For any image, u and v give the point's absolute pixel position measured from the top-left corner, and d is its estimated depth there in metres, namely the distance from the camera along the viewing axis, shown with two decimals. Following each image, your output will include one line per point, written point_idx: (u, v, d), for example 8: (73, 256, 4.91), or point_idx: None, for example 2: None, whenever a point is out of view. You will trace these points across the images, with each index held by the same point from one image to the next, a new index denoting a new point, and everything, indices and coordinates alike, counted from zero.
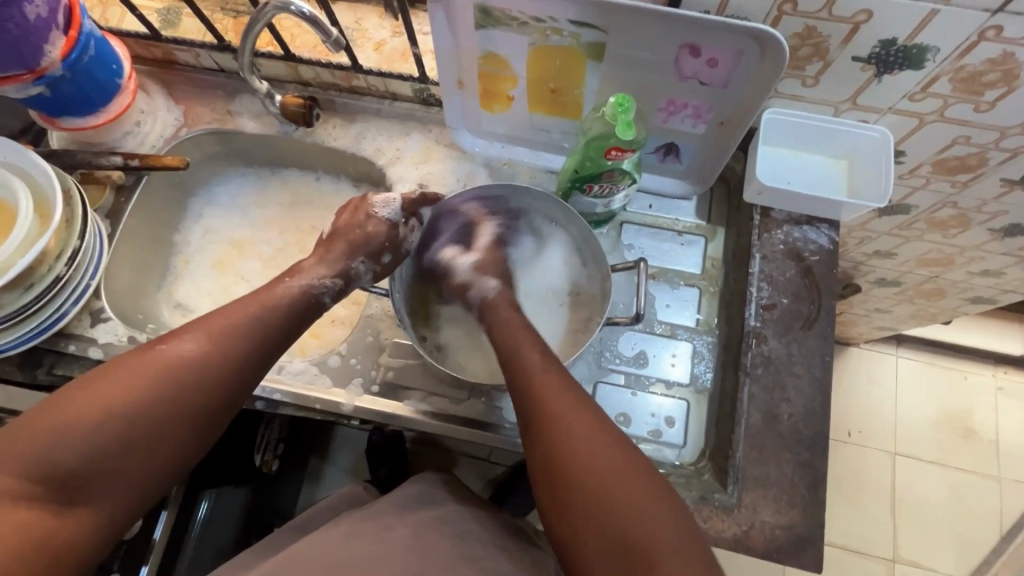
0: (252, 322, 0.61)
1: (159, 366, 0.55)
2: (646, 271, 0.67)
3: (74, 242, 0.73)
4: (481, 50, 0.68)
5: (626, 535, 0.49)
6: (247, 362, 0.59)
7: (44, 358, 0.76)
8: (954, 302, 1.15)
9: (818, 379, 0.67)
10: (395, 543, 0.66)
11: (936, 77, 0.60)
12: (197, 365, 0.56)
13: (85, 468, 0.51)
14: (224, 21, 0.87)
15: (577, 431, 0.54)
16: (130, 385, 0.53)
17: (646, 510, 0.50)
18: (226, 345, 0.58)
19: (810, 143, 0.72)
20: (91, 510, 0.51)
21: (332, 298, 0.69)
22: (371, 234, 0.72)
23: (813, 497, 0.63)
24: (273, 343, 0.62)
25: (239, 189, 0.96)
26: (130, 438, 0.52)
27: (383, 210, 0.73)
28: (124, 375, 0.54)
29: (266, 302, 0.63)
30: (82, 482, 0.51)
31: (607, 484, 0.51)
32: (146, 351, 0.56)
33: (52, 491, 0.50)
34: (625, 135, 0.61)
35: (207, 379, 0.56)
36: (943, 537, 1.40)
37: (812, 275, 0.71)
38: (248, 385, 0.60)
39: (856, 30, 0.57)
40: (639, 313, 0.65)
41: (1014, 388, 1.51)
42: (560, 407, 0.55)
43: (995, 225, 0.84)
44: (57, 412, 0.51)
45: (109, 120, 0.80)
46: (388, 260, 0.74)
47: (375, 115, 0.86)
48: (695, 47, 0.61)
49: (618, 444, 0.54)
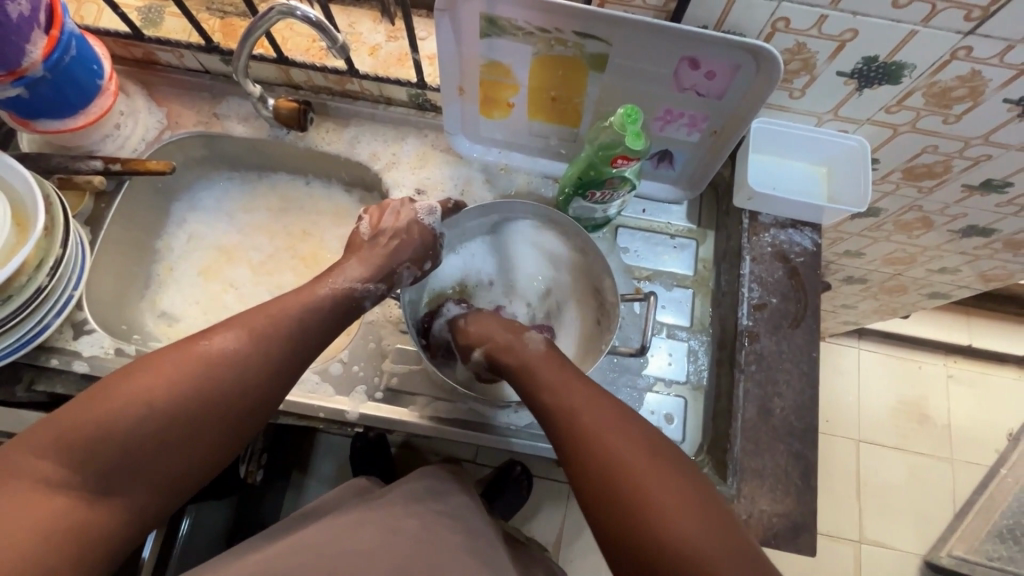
0: (295, 322, 0.60)
1: (198, 359, 0.54)
2: (655, 304, 0.70)
3: (56, 251, 0.69)
4: (484, 59, 0.68)
5: (649, 535, 0.49)
6: (287, 359, 0.58)
7: (23, 373, 0.73)
8: (913, 297, 1.24)
9: (806, 374, 0.71)
10: (404, 531, 0.66)
11: (911, 91, 0.65)
12: (241, 360, 0.55)
13: (124, 460, 0.50)
14: (210, 21, 0.84)
15: (618, 444, 0.54)
16: (171, 379, 0.52)
17: (678, 513, 0.50)
18: (269, 342, 0.57)
19: (792, 151, 0.77)
20: (124, 502, 0.50)
21: (372, 302, 0.68)
22: (411, 239, 0.70)
23: (805, 485, 0.67)
24: (310, 343, 0.60)
25: (225, 194, 0.94)
26: (164, 432, 0.51)
27: (424, 217, 0.73)
28: (165, 368, 0.52)
29: (305, 303, 0.62)
30: (121, 473, 0.50)
31: (609, 453, 0.54)
32: (186, 346, 0.55)
33: (90, 480, 0.49)
34: (635, 145, 0.63)
35: (250, 376, 0.55)
36: (904, 518, 1.50)
37: (798, 275, 0.76)
38: (285, 385, 0.59)
39: (842, 47, 0.61)
40: (645, 345, 0.67)
41: (963, 375, 1.63)
42: (594, 422, 0.56)
43: (954, 227, 0.91)
44: (100, 402, 0.50)
45: (89, 122, 0.77)
46: (429, 268, 0.73)
47: (368, 119, 0.86)
48: (695, 60, 0.63)
49: (621, 418, 0.57)
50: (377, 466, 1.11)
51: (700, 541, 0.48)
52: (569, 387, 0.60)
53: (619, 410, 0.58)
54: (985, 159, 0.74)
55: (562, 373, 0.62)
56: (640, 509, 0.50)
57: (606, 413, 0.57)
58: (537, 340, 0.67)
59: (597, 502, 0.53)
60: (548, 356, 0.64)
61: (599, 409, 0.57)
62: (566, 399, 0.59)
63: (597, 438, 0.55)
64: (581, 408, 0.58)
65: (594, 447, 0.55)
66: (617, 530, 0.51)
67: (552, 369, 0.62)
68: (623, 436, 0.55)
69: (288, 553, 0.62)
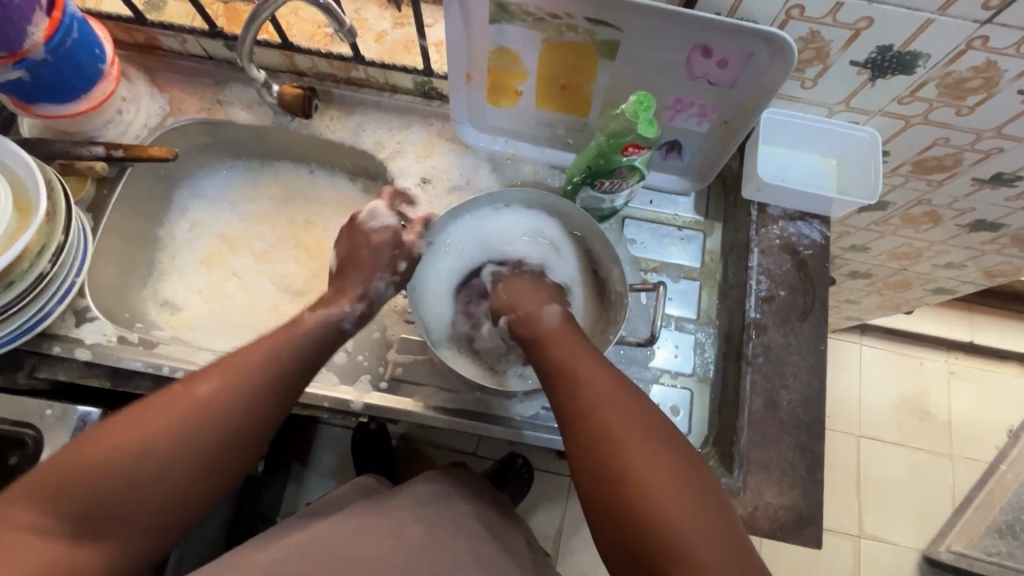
0: (281, 357, 0.60)
1: (185, 401, 0.54)
2: (665, 294, 0.69)
3: (57, 237, 0.68)
4: (492, 45, 0.67)
5: (634, 508, 0.50)
6: (274, 394, 0.58)
7: (24, 360, 0.72)
8: (918, 292, 1.23)
9: (814, 366, 0.71)
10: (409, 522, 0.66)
11: (925, 82, 0.64)
12: (227, 397, 0.55)
13: (110, 505, 0.50)
14: (214, 5, 0.83)
15: (624, 433, 0.53)
16: (159, 421, 0.52)
17: (662, 488, 0.50)
18: (255, 377, 0.57)
19: (802, 143, 0.76)
20: (110, 547, 0.50)
21: (352, 322, 0.67)
22: (376, 250, 0.70)
23: (812, 477, 0.67)
24: (297, 379, 0.61)
25: (228, 182, 0.93)
26: (152, 480, 0.51)
27: (377, 224, 0.71)
28: (151, 412, 0.53)
29: (291, 341, 0.61)
30: (107, 518, 0.50)
31: (614, 441, 0.53)
32: (172, 390, 0.55)
33: (75, 526, 0.49)
34: (648, 132, 0.62)
35: (236, 411, 0.55)
36: (904, 514, 1.50)
37: (807, 268, 0.75)
38: (275, 421, 0.59)
39: (857, 36, 0.60)
40: (655, 334, 0.67)
41: (964, 372, 1.63)
42: (602, 408, 0.55)
43: (962, 221, 0.91)
44: (87, 448, 0.51)
45: (91, 107, 0.75)
46: (405, 268, 0.71)
47: (374, 107, 0.85)
48: (707, 48, 0.62)
49: (632, 405, 0.55)
50: (378, 460, 1.10)
51: (684, 522, 0.48)
52: (582, 367, 0.59)
53: (621, 383, 0.58)
54: (996, 152, 0.73)
55: (575, 352, 0.61)
56: (641, 503, 0.50)
57: (615, 400, 0.56)
58: (553, 313, 0.66)
59: (587, 469, 0.54)
60: (564, 331, 0.64)
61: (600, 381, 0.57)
62: (576, 381, 0.58)
63: (605, 425, 0.54)
64: (590, 387, 0.57)
65: (600, 434, 0.54)
66: (616, 520, 0.51)
67: (563, 344, 0.62)
68: (630, 426, 0.54)
69: (293, 544, 0.62)
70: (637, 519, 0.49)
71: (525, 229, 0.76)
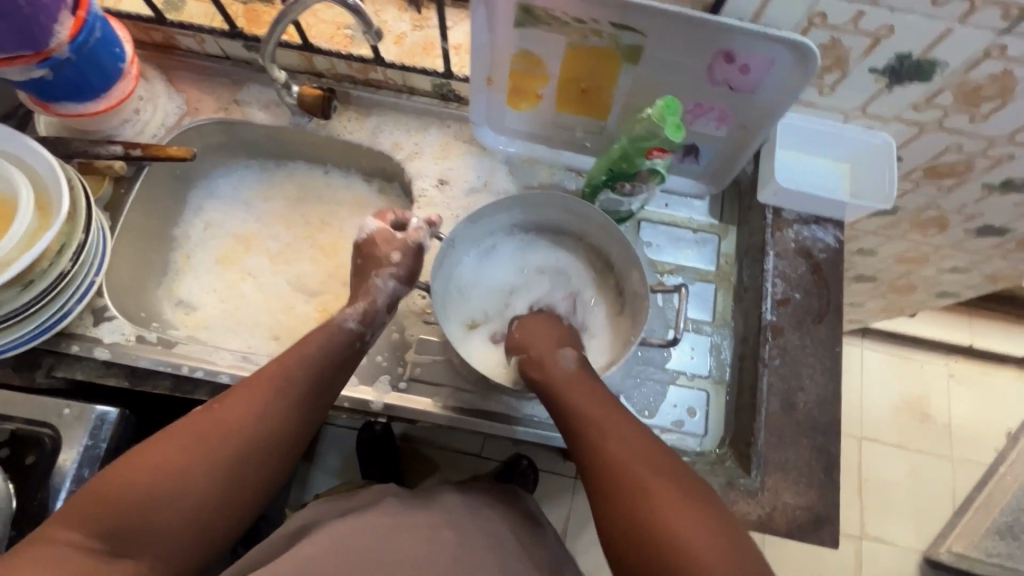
0: (302, 374, 0.63)
1: (216, 424, 0.58)
2: (686, 294, 0.69)
3: (79, 236, 0.68)
4: (516, 48, 0.68)
5: (648, 525, 0.52)
6: (295, 415, 0.62)
7: (42, 359, 0.72)
8: (922, 296, 1.25)
9: (829, 368, 0.72)
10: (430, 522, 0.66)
11: (941, 89, 0.65)
12: (254, 419, 0.59)
13: (143, 524, 0.52)
14: (234, 6, 0.83)
15: (633, 458, 0.56)
16: (191, 444, 0.56)
17: (669, 509, 0.52)
18: (280, 398, 0.61)
19: (818, 147, 0.77)
20: (140, 563, 0.52)
21: (355, 319, 0.69)
22: (369, 252, 0.73)
23: (829, 478, 0.68)
24: (314, 397, 0.64)
25: (243, 182, 0.93)
26: (187, 496, 0.54)
27: (366, 228, 0.75)
28: (184, 435, 0.56)
29: (306, 353, 0.65)
30: (140, 537, 0.52)
31: (627, 463, 0.56)
32: (204, 414, 0.58)
33: (109, 544, 0.51)
34: (676, 137, 0.63)
35: (263, 433, 0.59)
36: (905, 515, 1.51)
37: (821, 272, 0.76)
38: (300, 429, 0.62)
39: (877, 44, 0.61)
40: (677, 335, 0.67)
41: (964, 375, 1.65)
42: (613, 435, 0.58)
43: (970, 226, 0.92)
44: (124, 470, 0.53)
45: (110, 106, 0.76)
46: (400, 258, 0.72)
47: (391, 108, 0.85)
48: (730, 54, 0.63)
49: (640, 434, 0.59)
50: (386, 462, 1.11)
51: (695, 538, 0.50)
52: (592, 399, 0.62)
53: (621, 411, 0.61)
54: (1008, 159, 0.75)
55: (588, 385, 0.63)
56: (653, 520, 0.52)
57: (625, 428, 0.59)
58: (570, 358, 0.66)
59: (598, 501, 0.56)
60: (579, 377, 0.64)
61: (601, 410, 0.61)
62: (589, 409, 0.61)
63: (616, 452, 0.57)
64: (602, 415, 0.60)
65: (613, 458, 0.56)
66: (630, 539, 0.52)
67: (574, 379, 0.64)
68: (639, 450, 0.57)
69: (316, 545, 0.62)
70: (646, 536, 0.51)
71: (554, 267, 0.80)
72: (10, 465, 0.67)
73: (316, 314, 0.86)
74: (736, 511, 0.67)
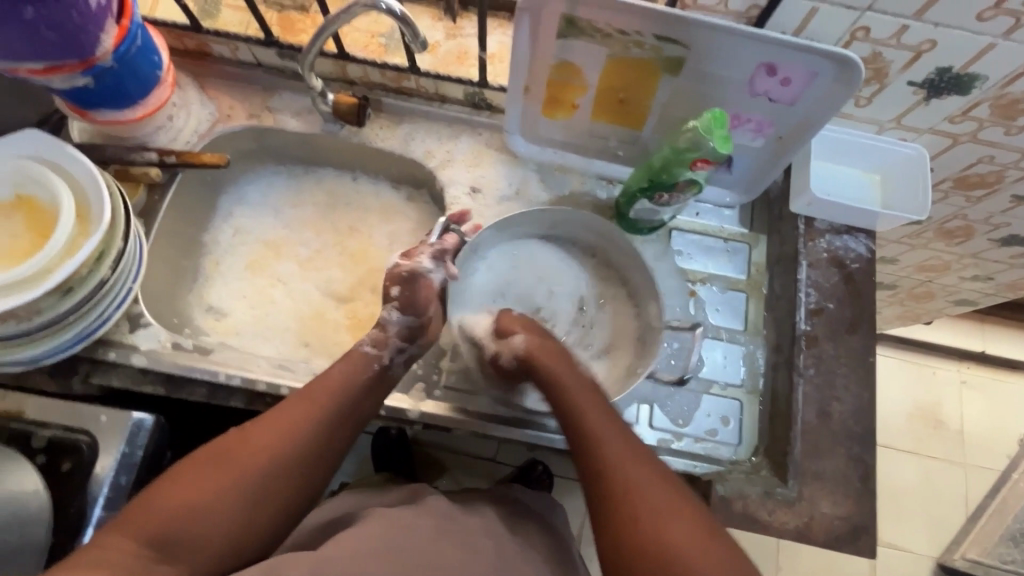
0: (335, 397, 0.65)
1: (250, 442, 0.59)
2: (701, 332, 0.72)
3: (118, 243, 0.68)
4: (556, 60, 0.68)
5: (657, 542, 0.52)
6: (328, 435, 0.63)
7: (80, 365, 0.72)
8: (940, 303, 1.25)
9: (863, 378, 0.72)
10: (469, 530, 0.67)
11: (979, 102, 0.66)
12: (288, 437, 0.60)
13: (183, 537, 0.53)
14: (268, 14, 0.84)
15: (640, 474, 0.57)
16: (228, 463, 0.57)
17: (666, 519, 0.54)
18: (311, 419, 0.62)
19: (849, 158, 0.77)
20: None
21: (371, 342, 0.71)
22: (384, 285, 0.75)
23: (865, 488, 0.68)
24: (344, 418, 0.65)
25: (271, 188, 0.93)
26: (224, 511, 0.55)
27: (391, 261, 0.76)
28: (221, 454, 0.58)
29: (337, 377, 0.66)
30: (179, 551, 0.52)
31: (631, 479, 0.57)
32: (241, 434, 0.60)
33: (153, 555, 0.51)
34: (723, 149, 0.64)
35: (298, 450, 0.60)
36: (918, 521, 1.52)
37: (853, 281, 0.77)
38: (333, 448, 0.63)
39: (918, 57, 0.61)
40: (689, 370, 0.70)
41: (975, 381, 1.65)
42: (623, 450, 0.59)
43: (995, 236, 0.93)
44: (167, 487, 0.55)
45: (147, 113, 0.76)
46: (398, 291, 0.74)
47: (423, 116, 0.85)
48: (772, 66, 0.63)
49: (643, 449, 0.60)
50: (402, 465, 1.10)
51: (692, 548, 0.51)
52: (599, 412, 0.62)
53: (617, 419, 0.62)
54: None
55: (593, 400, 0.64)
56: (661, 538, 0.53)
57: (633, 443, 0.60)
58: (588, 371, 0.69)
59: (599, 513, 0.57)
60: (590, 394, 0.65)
61: (599, 418, 0.62)
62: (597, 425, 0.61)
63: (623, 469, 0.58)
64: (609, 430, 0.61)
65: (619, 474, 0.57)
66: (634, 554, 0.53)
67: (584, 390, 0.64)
68: (647, 468, 0.58)
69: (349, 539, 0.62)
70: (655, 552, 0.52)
71: (566, 278, 0.81)
72: (49, 471, 0.67)
73: (346, 321, 0.86)
74: (774, 521, 0.67)
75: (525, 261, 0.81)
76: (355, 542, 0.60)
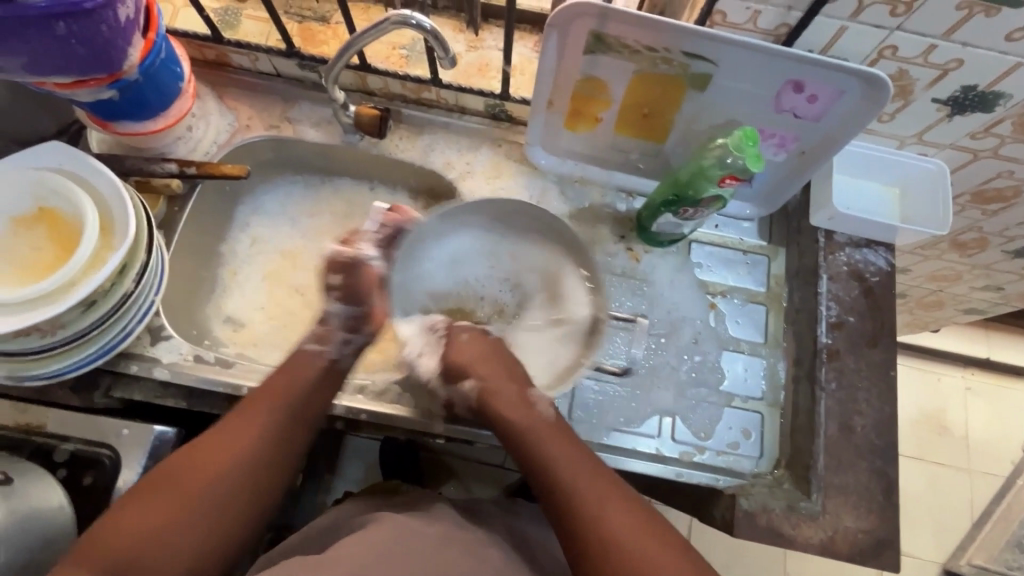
0: (286, 404, 0.64)
1: (207, 455, 0.59)
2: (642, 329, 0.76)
3: (142, 256, 0.68)
4: (582, 75, 0.69)
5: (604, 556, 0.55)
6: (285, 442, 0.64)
7: (101, 379, 0.72)
8: (949, 312, 1.26)
9: (884, 392, 0.73)
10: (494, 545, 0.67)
11: (1002, 119, 0.66)
12: (246, 447, 0.61)
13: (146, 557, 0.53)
14: (289, 25, 0.84)
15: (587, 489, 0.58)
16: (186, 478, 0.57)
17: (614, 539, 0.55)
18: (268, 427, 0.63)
19: (870, 172, 0.78)
20: None
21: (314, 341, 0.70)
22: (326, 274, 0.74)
23: (888, 502, 0.68)
24: (297, 424, 0.65)
25: (288, 197, 0.92)
26: (188, 528, 0.56)
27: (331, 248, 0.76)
28: (179, 471, 0.58)
29: (288, 382, 0.66)
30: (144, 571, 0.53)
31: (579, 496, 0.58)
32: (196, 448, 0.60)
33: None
34: (755, 168, 0.64)
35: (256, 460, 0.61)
36: (924, 528, 1.53)
37: (873, 294, 0.77)
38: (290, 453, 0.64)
39: (944, 76, 0.62)
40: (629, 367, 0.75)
41: (981, 388, 1.66)
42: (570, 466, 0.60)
43: (1009, 248, 0.93)
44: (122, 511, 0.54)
45: (168, 124, 0.76)
46: (338, 281, 0.73)
47: (442, 127, 0.85)
48: (799, 83, 0.64)
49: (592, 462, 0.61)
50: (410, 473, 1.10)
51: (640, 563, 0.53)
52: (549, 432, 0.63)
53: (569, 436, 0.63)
54: None
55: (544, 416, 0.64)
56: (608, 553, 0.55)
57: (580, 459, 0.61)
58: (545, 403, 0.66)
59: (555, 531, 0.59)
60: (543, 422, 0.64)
61: (548, 440, 0.62)
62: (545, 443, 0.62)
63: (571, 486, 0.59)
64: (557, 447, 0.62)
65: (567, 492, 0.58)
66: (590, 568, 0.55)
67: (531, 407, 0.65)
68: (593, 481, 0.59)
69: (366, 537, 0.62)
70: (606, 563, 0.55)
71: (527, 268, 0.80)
72: (71, 485, 0.66)
73: None
74: (798, 535, 0.67)
75: (495, 253, 0.80)
76: (370, 543, 0.60)
